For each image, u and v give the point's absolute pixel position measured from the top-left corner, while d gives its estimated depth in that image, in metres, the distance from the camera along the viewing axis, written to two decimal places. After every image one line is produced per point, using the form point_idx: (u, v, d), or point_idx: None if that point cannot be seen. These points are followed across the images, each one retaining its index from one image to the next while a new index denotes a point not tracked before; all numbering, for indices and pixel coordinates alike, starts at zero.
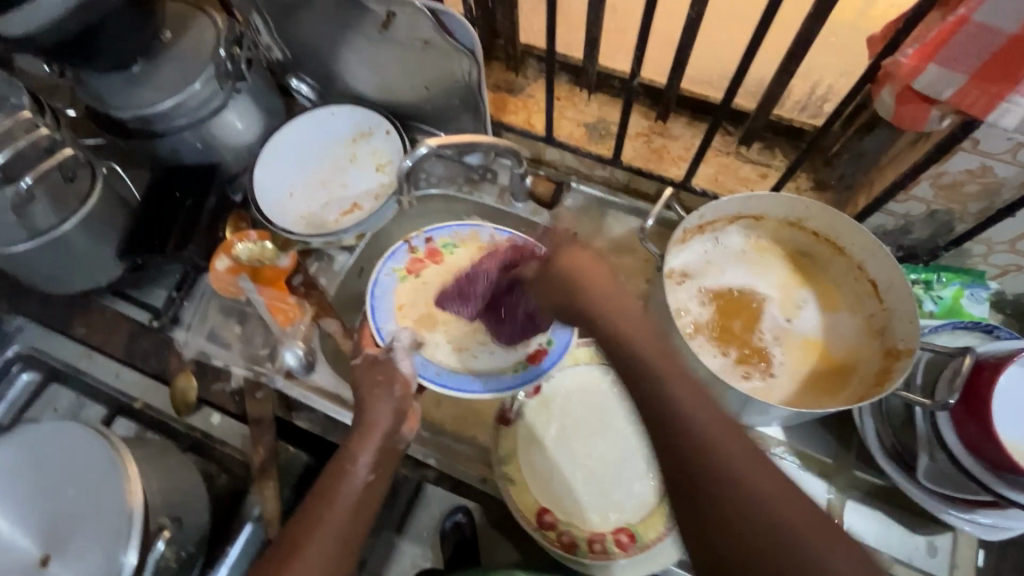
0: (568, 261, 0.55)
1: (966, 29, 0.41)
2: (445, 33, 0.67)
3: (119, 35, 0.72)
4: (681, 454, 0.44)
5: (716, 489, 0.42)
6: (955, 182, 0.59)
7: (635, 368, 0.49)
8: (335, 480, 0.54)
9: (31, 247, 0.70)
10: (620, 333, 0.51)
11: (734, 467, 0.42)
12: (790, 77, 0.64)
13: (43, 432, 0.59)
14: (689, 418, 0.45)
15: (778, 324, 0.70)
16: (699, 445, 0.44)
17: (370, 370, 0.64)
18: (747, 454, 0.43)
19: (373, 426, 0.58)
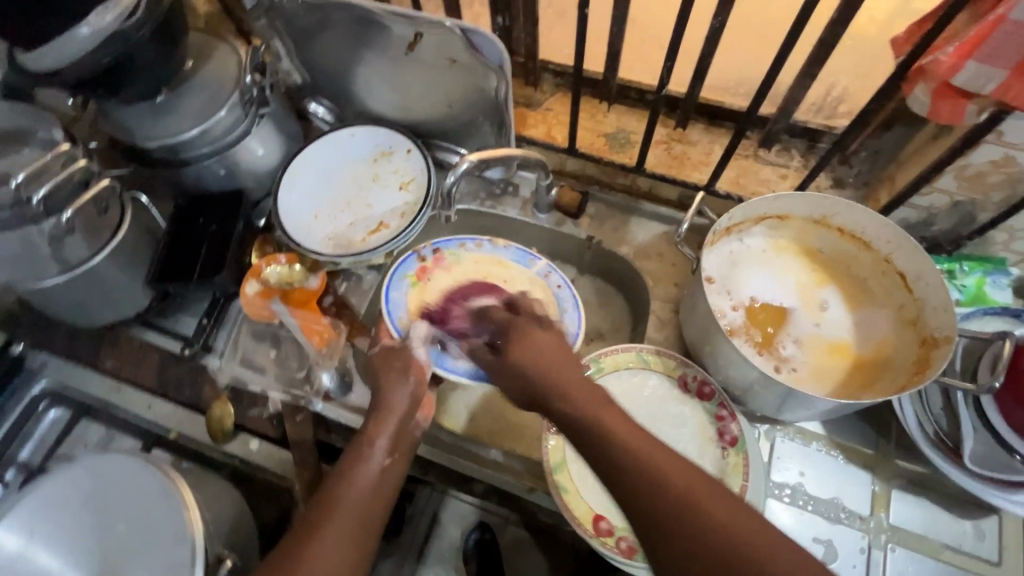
0: (523, 340, 0.59)
1: (1004, 27, 0.42)
2: (472, 50, 0.69)
3: (145, 64, 0.71)
4: (652, 519, 0.44)
5: (699, 551, 0.42)
6: (978, 173, 0.61)
7: (599, 441, 0.49)
8: (353, 461, 0.56)
9: (63, 280, 0.69)
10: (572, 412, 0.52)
11: (717, 519, 0.43)
12: (812, 81, 0.66)
13: (92, 466, 0.59)
14: (627, 445, 0.48)
15: (802, 326, 0.72)
16: (680, 501, 0.44)
17: (385, 359, 0.66)
18: (729, 511, 0.43)
19: (390, 411, 0.60)
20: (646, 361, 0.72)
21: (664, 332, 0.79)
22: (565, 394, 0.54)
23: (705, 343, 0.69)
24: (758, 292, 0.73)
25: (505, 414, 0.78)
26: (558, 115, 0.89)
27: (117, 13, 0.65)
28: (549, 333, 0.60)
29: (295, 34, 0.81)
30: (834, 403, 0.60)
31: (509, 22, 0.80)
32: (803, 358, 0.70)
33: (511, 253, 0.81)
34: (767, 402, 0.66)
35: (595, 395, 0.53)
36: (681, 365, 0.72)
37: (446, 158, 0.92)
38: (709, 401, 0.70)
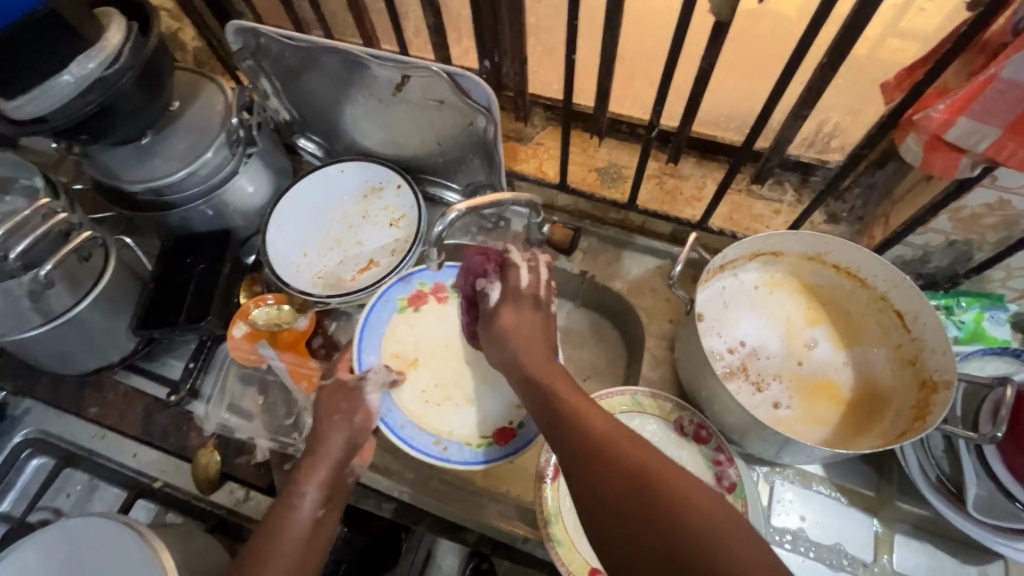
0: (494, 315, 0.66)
1: (994, 85, 0.41)
2: (459, 93, 0.69)
3: (131, 111, 0.71)
4: (595, 468, 0.48)
5: (628, 494, 0.45)
6: (973, 215, 0.61)
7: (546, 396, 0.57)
8: (283, 516, 0.56)
9: (44, 331, 0.68)
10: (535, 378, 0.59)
11: (627, 453, 0.48)
12: (803, 121, 0.66)
13: (74, 526, 0.58)
14: (585, 419, 0.52)
15: (789, 368, 0.71)
16: (595, 442, 0.50)
17: (335, 394, 0.67)
18: (641, 447, 0.48)
19: (323, 458, 0.61)
20: (641, 404, 0.71)
21: (659, 372, 0.77)
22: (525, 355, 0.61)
23: (700, 387, 0.68)
24: (750, 335, 0.72)
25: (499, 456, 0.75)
26: (549, 149, 0.88)
27: (101, 61, 0.65)
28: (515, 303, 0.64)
29: (281, 73, 0.79)
30: (831, 451, 0.59)
31: (498, 60, 0.79)
32: (791, 399, 0.69)
33: None
34: (765, 447, 0.64)
35: (552, 369, 0.60)
36: (676, 408, 0.70)
37: (438, 193, 0.90)
38: (705, 445, 0.69)
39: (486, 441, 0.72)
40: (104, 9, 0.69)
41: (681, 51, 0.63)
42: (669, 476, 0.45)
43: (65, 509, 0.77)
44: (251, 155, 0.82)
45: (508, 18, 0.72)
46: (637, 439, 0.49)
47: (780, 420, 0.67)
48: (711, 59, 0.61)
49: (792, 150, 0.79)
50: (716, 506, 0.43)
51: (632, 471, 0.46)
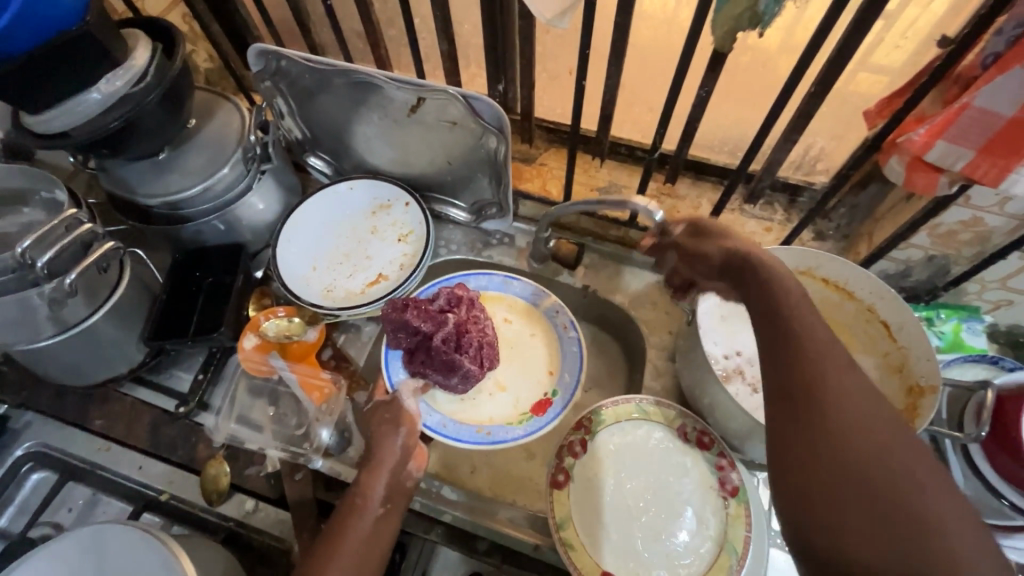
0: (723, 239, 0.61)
1: (968, 113, 0.46)
2: (473, 115, 0.73)
3: (153, 129, 0.73)
4: (802, 393, 0.50)
5: (853, 450, 0.46)
6: (949, 232, 0.66)
7: (798, 358, 0.51)
8: (347, 517, 0.58)
9: (57, 340, 0.69)
10: (770, 303, 0.55)
11: (881, 438, 0.46)
12: (793, 144, 0.71)
13: (94, 535, 0.60)
14: (840, 395, 0.49)
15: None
16: (826, 413, 0.48)
17: (381, 409, 0.68)
18: (886, 434, 0.47)
19: (382, 464, 0.62)
20: (646, 412, 0.73)
21: (661, 382, 0.80)
22: (772, 305, 0.55)
23: (703, 394, 0.70)
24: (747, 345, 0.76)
25: (507, 467, 0.79)
26: (553, 169, 0.92)
27: (127, 79, 0.68)
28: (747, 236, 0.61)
29: (297, 94, 0.83)
30: None
31: (507, 85, 0.84)
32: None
33: (524, 289, 0.85)
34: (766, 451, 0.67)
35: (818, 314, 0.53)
36: (680, 415, 0.73)
37: (442, 210, 0.93)
38: (709, 451, 0.71)
39: (526, 417, 0.77)
40: (130, 32, 0.72)
41: (682, 79, 0.67)
42: (929, 487, 0.44)
43: (65, 524, 0.75)
44: (264, 172, 0.84)
45: (519, 46, 0.77)
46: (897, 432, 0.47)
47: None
48: (711, 86, 0.66)
49: (781, 172, 0.84)
50: (959, 516, 0.43)
51: (877, 463, 0.45)
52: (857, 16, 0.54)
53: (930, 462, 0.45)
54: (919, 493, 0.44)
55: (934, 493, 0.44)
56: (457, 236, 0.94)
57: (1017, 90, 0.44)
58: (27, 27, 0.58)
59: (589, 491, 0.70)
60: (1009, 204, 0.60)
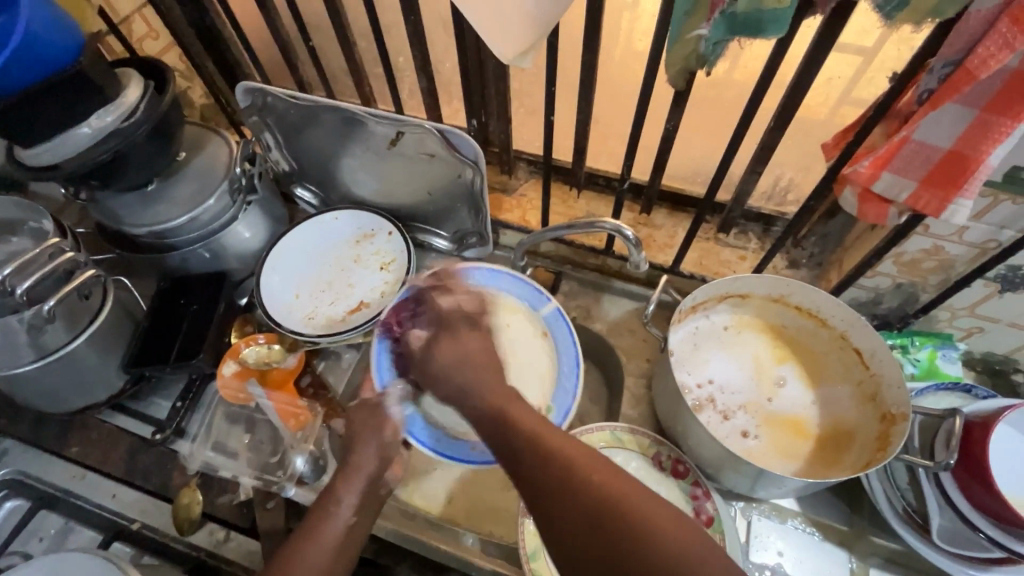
0: (450, 339, 0.62)
1: (908, 146, 0.48)
2: (449, 147, 0.76)
3: (143, 160, 0.76)
4: (537, 481, 0.47)
5: (583, 502, 0.44)
6: (914, 260, 0.67)
7: (521, 430, 0.50)
8: (318, 519, 0.57)
9: (34, 368, 0.69)
10: (488, 405, 0.54)
11: (590, 480, 0.44)
12: (759, 176, 0.73)
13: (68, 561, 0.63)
14: (552, 454, 0.47)
15: (759, 403, 0.74)
16: (556, 472, 0.46)
17: (363, 410, 0.68)
18: (604, 473, 0.45)
19: (357, 469, 0.61)
20: (620, 440, 0.73)
21: (638, 410, 0.81)
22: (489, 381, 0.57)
23: (676, 422, 0.70)
24: (718, 373, 0.76)
25: (483, 495, 0.78)
26: (532, 200, 0.95)
27: (118, 114, 0.71)
28: (480, 339, 0.62)
29: (284, 128, 0.86)
30: (800, 482, 0.62)
31: (485, 119, 0.87)
32: (759, 431, 0.73)
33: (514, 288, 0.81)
34: (741, 481, 0.67)
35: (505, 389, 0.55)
36: (655, 443, 0.72)
37: (426, 239, 0.95)
38: (683, 479, 0.71)
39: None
40: (123, 70, 0.75)
41: (646, 113, 0.70)
42: (651, 524, 0.41)
43: (35, 554, 0.74)
44: (250, 203, 0.87)
45: (493, 83, 0.80)
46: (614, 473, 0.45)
47: (750, 451, 0.71)
48: (675, 121, 0.68)
49: (753, 203, 0.86)
50: (680, 536, 0.41)
51: (605, 510, 0.43)
52: (807, 56, 0.56)
53: (661, 519, 0.41)
54: (644, 538, 0.41)
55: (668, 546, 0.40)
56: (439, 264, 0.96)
57: (951, 124, 0.46)
58: (19, 67, 0.62)
59: None
60: (967, 233, 0.61)
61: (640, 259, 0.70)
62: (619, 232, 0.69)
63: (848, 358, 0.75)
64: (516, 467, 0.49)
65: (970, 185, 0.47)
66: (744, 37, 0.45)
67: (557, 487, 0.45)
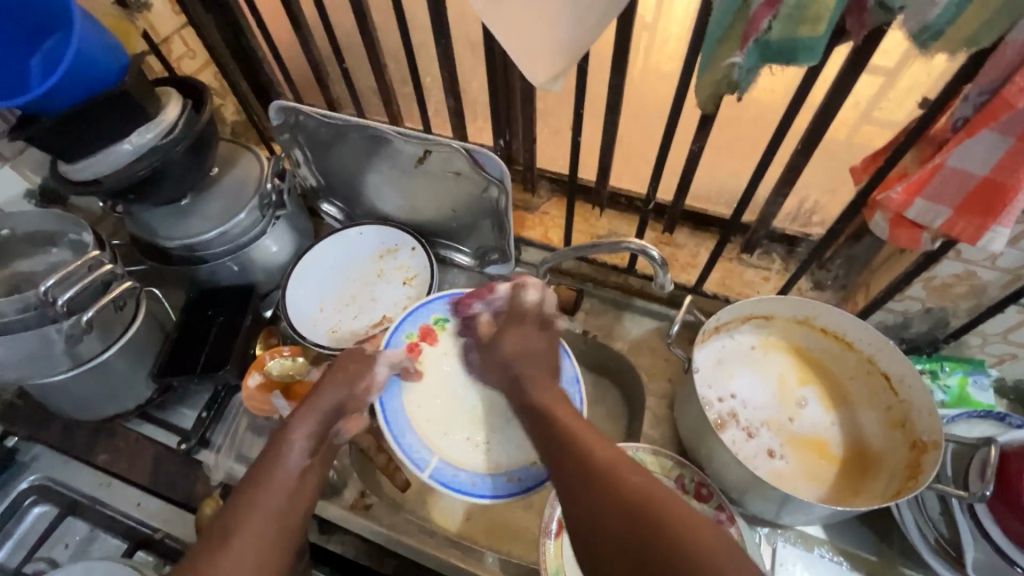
0: (514, 337, 0.69)
1: (943, 172, 0.48)
2: (475, 166, 0.77)
3: (180, 176, 0.78)
4: (574, 471, 0.52)
5: (618, 493, 0.48)
6: (944, 285, 0.66)
7: (560, 426, 0.57)
8: (271, 459, 0.59)
9: (70, 376, 0.72)
10: (536, 400, 0.62)
11: (628, 479, 0.48)
12: (785, 198, 0.73)
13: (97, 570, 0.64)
14: (595, 451, 0.52)
15: (780, 422, 0.73)
16: (598, 466, 0.51)
17: (348, 358, 0.71)
18: (643, 476, 0.49)
19: (319, 410, 0.65)
20: (643, 461, 0.72)
21: (659, 431, 0.80)
22: (530, 377, 0.65)
23: (700, 444, 0.70)
24: (742, 389, 0.75)
25: (501, 514, 0.78)
26: (554, 218, 0.96)
27: (158, 132, 0.74)
28: (541, 337, 0.69)
29: (313, 146, 0.88)
30: (829, 509, 0.60)
31: (509, 138, 0.88)
32: (785, 452, 0.72)
33: None
34: (766, 506, 0.66)
35: (554, 392, 0.63)
36: (678, 466, 0.71)
37: (448, 255, 0.96)
38: (707, 503, 0.69)
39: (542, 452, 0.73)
40: (164, 89, 0.78)
41: (672, 135, 0.71)
42: (680, 521, 0.44)
43: (61, 560, 0.75)
44: (279, 218, 0.89)
45: (520, 103, 0.81)
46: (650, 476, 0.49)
47: (776, 473, 0.70)
48: (701, 143, 0.69)
49: (777, 223, 0.86)
50: (706, 539, 0.43)
51: (637, 503, 0.46)
52: (836, 82, 0.56)
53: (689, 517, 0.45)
54: (672, 528, 0.44)
55: (693, 541, 0.43)
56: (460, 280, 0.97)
57: (988, 152, 0.45)
58: (69, 87, 0.65)
59: None
60: (1000, 258, 0.60)
61: (666, 281, 0.70)
62: (644, 252, 0.69)
63: (877, 381, 0.74)
64: (557, 461, 0.54)
65: (1007, 213, 0.47)
66: (777, 64, 0.45)
67: (593, 479, 0.50)
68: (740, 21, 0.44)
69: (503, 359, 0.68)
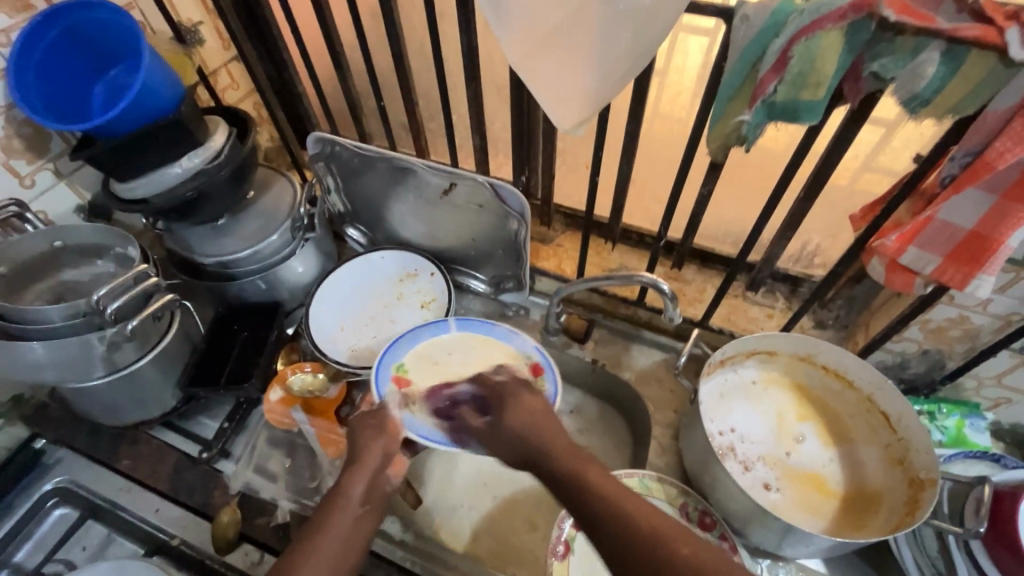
0: (520, 407, 0.67)
1: (934, 224, 0.52)
2: (497, 199, 0.82)
3: (221, 198, 0.83)
4: (622, 551, 0.51)
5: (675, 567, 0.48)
6: (940, 327, 0.70)
7: (586, 497, 0.55)
8: (329, 513, 0.60)
9: (105, 381, 0.75)
10: (560, 469, 0.59)
11: (678, 552, 0.49)
12: (789, 240, 0.77)
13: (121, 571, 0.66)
14: (639, 522, 0.52)
15: (777, 456, 0.76)
16: (643, 538, 0.51)
17: (365, 417, 0.71)
18: (692, 545, 0.50)
19: (364, 465, 0.65)
20: (648, 487, 0.74)
21: (664, 460, 0.83)
22: (543, 437, 0.63)
23: (705, 473, 0.72)
24: (740, 424, 0.78)
25: (508, 535, 0.80)
26: (568, 251, 1.01)
27: (206, 157, 0.80)
28: (540, 401, 0.68)
29: (344, 173, 0.94)
30: (830, 541, 0.62)
31: (530, 175, 0.94)
32: (780, 484, 0.74)
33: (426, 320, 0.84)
34: (768, 536, 0.67)
35: (576, 453, 0.61)
36: (682, 493, 0.74)
37: (465, 281, 1.01)
38: (711, 532, 0.72)
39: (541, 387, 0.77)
40: (212, 118, 0.84)
41: (684, 178, 0.76)
42: None
43: (77, 562, 0.77)
44: (308, 240, 0.94)
45: (542, 143, 0.88)
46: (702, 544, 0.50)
47: (775, 504, 0.72)
48: (711, 186, 0.73)
49: (781, 264, 0.91)
50: None
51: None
52: (836, 137, 0.61)
53: None
54: None
55: None
56: (476, 305, 1.02)
57: (974, 207, 0.50)
58: (130, 113, 0.71)
59: (587, 563, 0.72)
60: (991, 305, 0.64)
61: (675, 314, 0.74)
62: (655, 286, 0.73)
63: (873, 418, 0.77)
64: (602, 536, 0.53)
65: (992, 262, 0.51)
66: (782, 122, 0.50)
67: (647, 556, 0.50)
68: (749, 83, 0.50)
69: (510, 440, 0.65)
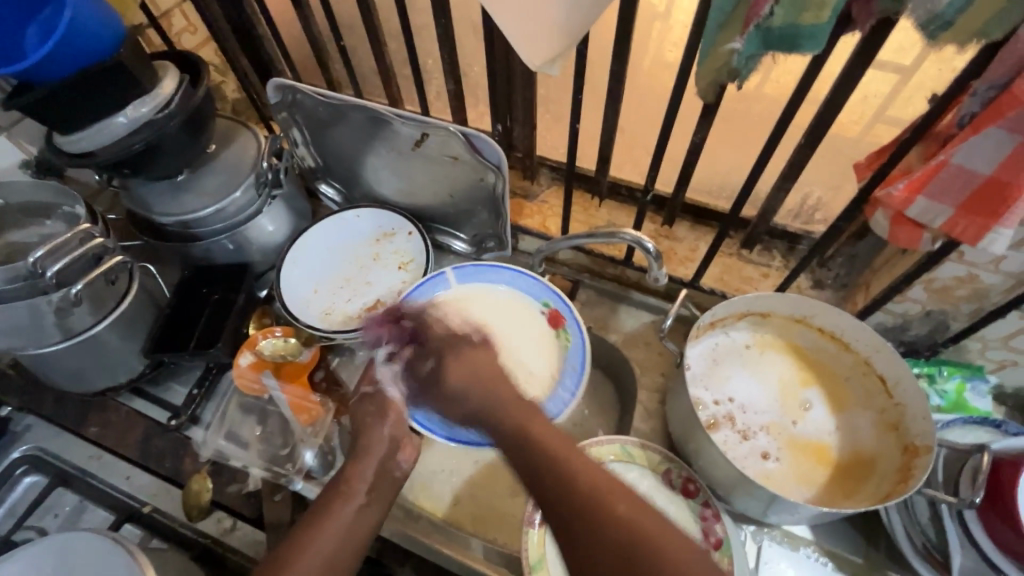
0: (465, 361, 0.63)
1: (946, 170, 0.46)
2: (473, 151, 0.76)
3: (174, 152, 0.77)
4: (559, 505, 0.47)
5: (609, 523, 0.45)
6: (945, 287, 0.65)
7: (524, 441, 0.53)
8: (332, 501, 0.57)
9: (62, 347, 0.72)
10: (501, 419, 0.56)
11: (613, 510, 0.45)
12: (786, 193, 0.71)
13: (84, 543, 0.64)
14: (575, 475, 0.48)
15: (781, 425, 0.72)
16: (582, 493, 0.47)
17: (365, 401, 0.68)
18: (628, 501, 0.46)
19: (368, 454, 0.62)
20: (630, 455, 0.71)
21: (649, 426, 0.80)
22: (491, 386, 0.60)
23: (689, 440, 0.69)
24: (739, 392, 0.74)
25: (491, 502, 0.78)
26: (553, 207, 0.95)
27: (153, 106, 0.73)
28: (486, 354, 0.64)
29: (311, 125, 0.87)
30: (817, 511, 0.60)
31: (509, 124, 0.87)
32: (780, 454, 0.71)
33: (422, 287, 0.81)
34: (753, 503, 0.65)
35: (522, 406, 0.57)
36: (666, 460, 0.71)
37: (446, 242, 0.95)
38: (693, 499, 0.69)
39: (562, 335, 0.78)
40: (161, 63, 0.77)
41: (673, 125, 0.69)
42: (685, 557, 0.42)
43: (50, 530, 0.76)
44: (275, 197, 0.88)
45: (521, 88, 0.80)
46: (636, 503, 0.46)
47: (768, 475, 0.69)
48: (702, 134, 0.67)
49: (779, 220, 0.85)
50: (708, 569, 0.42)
51: (629, 538, 0.44)
52: (841, 75, 0.54)
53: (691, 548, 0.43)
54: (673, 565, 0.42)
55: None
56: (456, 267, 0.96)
57: (993, 151, 0.44)
58: (62, 56, 0.64)
59: None
60: (1004, 262, 0.59)
61: (660, 274, 0.69)
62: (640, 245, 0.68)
63: (878, 379, 0.72)
64: (541, 490, 0.49)
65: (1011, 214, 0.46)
66: (779, 52, 0.44)
67: (580, 506, 0.46)
68: (742, 6, 0.43)
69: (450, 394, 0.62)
